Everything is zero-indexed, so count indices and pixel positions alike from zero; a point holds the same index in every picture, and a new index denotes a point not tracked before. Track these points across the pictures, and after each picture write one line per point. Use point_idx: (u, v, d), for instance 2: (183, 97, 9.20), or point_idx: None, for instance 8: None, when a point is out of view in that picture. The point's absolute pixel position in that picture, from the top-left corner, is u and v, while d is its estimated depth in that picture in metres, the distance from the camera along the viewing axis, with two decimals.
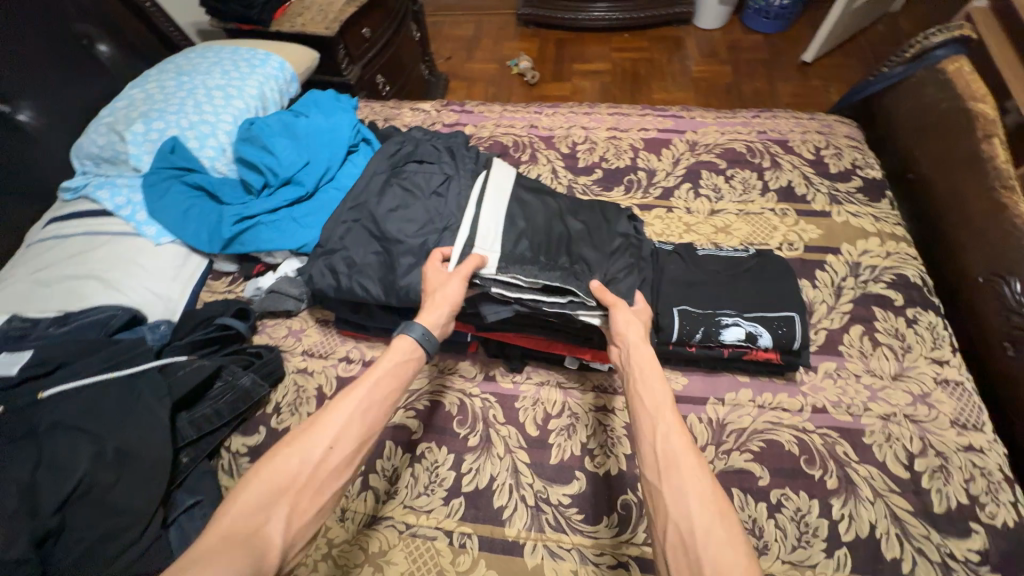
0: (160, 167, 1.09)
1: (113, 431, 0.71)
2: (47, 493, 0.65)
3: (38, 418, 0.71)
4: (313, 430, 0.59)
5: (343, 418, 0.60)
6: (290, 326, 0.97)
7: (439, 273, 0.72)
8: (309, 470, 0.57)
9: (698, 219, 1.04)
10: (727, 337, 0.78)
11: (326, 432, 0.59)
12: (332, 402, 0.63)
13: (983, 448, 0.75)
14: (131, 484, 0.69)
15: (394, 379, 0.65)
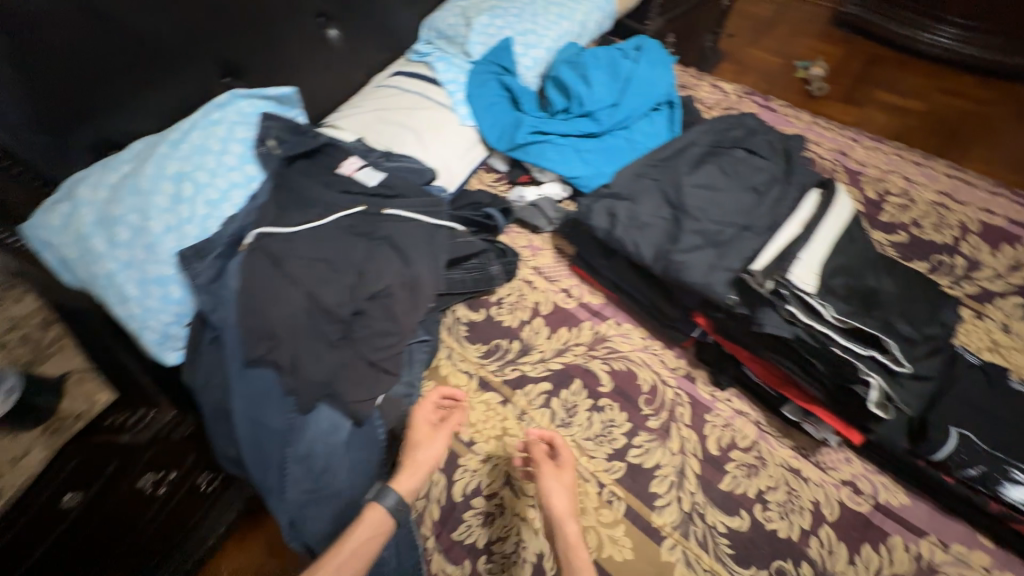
0: (487, 61, 1.23)
1: (418, 261, 0.86)
2: (369, 281, 0.83)
3: (378, 224, 0.89)
4: (337, 558, 0.70)
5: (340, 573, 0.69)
6: (531, 241, 1.06)
7: (429, 422, 0.84)
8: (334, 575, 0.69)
9: (1017, 344, 0.84)
10: (1012, 494, 0.65)
11: None
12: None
13: None
14: (405, 310, 0.83)
15: (388, 523, 0.75)
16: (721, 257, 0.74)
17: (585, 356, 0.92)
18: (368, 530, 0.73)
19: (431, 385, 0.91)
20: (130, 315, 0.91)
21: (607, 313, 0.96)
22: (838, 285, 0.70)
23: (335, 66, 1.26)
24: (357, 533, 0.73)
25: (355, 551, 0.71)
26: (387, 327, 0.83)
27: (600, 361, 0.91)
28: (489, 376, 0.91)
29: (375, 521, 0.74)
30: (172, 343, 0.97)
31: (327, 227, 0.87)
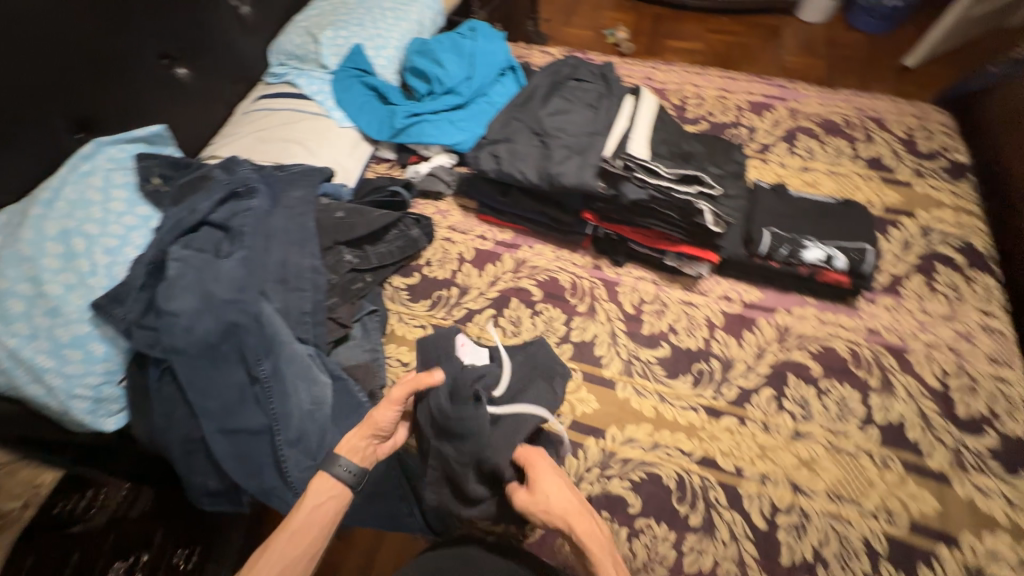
0: (346, 67, 1.34)
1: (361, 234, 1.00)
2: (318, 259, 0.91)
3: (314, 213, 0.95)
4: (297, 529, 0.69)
5: (290, 554, 0.67)
6: (437, 206, 1.21)
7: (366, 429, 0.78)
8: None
9: (790, 172, 1.20)
10: (808, 256, 0.96)
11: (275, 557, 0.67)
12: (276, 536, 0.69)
13: (1011, 380, 0.90)
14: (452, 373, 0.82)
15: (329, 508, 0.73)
16: (585, 158, 0.96)
17: (514, 279, 1.08)
18: (310, 505, 0.71)
19: (393, 346, 1.00)
20: (50, 391, 0.83)
21: (520, 243, 1.14)
22: (663, 153, 0.96)
23: (194, 104, 1.26)
24: (292, 519, 0.70)
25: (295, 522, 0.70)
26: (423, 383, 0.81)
27: (527, 278, 1.08)
28: (440, 321, 1.03)
29: (322, 488, 0.73)
30: (107, 409, 0.90)
31: (274, 217, 0.91)
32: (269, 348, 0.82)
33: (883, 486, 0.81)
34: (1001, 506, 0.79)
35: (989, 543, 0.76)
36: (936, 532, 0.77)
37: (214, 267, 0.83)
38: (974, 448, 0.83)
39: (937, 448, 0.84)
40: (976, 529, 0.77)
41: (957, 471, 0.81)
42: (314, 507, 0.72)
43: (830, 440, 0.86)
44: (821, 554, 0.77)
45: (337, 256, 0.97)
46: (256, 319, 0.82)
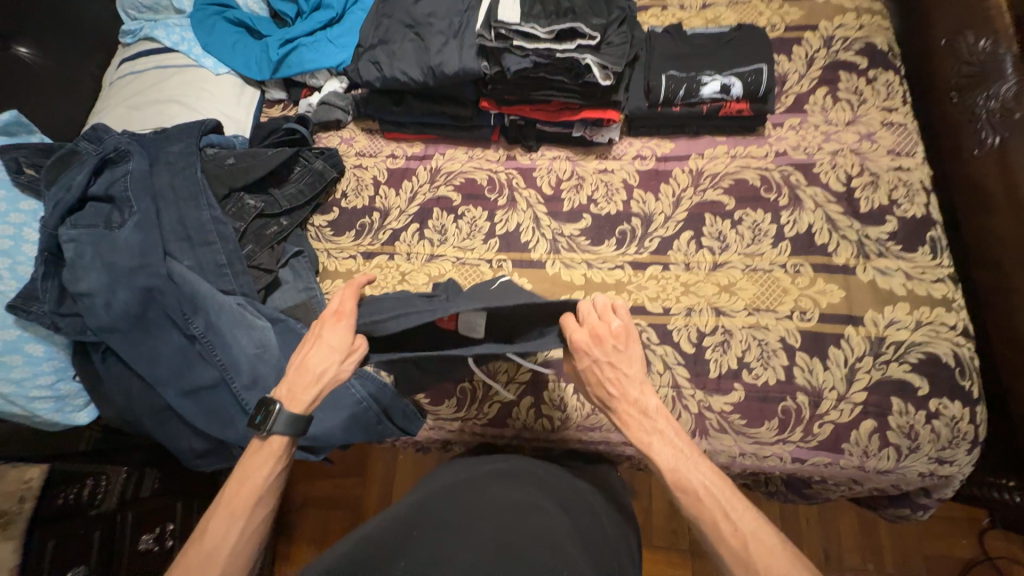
0: (202, 5, 1.20)
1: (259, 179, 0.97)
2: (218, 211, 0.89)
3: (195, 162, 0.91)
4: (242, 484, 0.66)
5: (262, 510, 0.67)
6: (341, 136, 1.16)
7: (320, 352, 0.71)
8: (229, 545, 0.64)
9: (690, 13, 1.13)
10: (706, 92, 0.95)
11: (235, 514, 0.65)
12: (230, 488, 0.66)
13: (910, 168, 0.94)
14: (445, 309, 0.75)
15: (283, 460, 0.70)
16: (462, 40, 0.92)
17: (432, 190, 1.07)
18: (267, 462, 0.68)
19: (327, 282, 1.01)
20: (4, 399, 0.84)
21: (431, 152, 1.10)
22: (537, 12, 0.89)
23: (52, 87, 1.15)
24: (251, 478, 0.67)
25: (251, 477, 0.67)
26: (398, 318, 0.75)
27: (444, 186, 1.06)
28: (368, 247, 1.03)
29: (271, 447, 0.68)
30: (75, 405, 0.92)
31: (157, 179, 0.89)
32: (193, 305, 0.84)
33: (795, 290, 0.88)
34: (899, 281, 0.86)
35: (889, 313, 0.84)
36: (843, 317, 0.85)
37: (111, 238, 0.83)
38: (875, 237, 0.89)
39: (842, 245, 0.89)
40: (878, 305, 0.84)
41: (860, 260, 0.88)
42: (271, 465, 0.68)
43: (746, 264, 0.91)
44: (744, 361, 0.85)
45: (239, 202, 0.96)
46: (169, 279, 0.84)
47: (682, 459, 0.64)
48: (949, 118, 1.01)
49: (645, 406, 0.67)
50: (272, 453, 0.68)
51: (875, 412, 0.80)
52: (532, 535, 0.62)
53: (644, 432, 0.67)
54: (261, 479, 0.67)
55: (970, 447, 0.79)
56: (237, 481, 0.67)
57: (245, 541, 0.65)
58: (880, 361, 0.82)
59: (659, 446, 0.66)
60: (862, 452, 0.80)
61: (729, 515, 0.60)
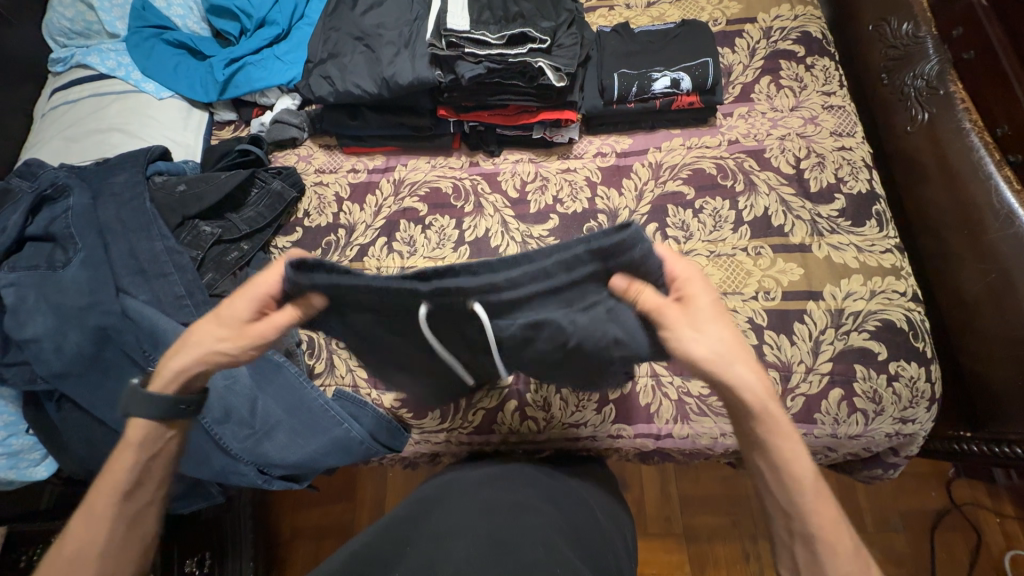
0: (137, 27, 1.15)
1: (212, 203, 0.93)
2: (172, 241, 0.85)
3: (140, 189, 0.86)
4: (100, 482, 0.62)
5: (130, 508, 0.62)
6: (298, 153, 1.13)
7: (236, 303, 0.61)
8: (99, 543, 0.60)
9: (636, 12, 1.16)
10: (657, 88, 0.97)
11: (90, 517, 0.60)
12: (93, 485, 0.62)
13: (852, 147, 0.99)
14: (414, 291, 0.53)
15: (149, 457, 0.64)
16: (414, 51, 0.91)
17: (397, 203, 1.05)
18: (131, 455, 0.62)
19: None
20: None
21: (393, 164, 1.09)
22: (487, 18, 0.89)
23: None
24: (113, 471, 0.62)
25: (117, 473, 0.61)
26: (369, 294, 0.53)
27: (410, 198, 1.05)
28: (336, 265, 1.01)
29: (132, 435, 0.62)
30: (32, 459, 0.86)
31: (102, 206, 0.84)
32: (153, 341, 0.80)
33: (758, 272, 0.91)
34: (851, 254, 0.91)
35: (845, 286, 0.88)
36: (804, 293, 0.88)
37: (55, 279, 0.78)
38: (826, 215, 0.94)
39: (797, 225, 0.93)
40: (834, 279, 0.89)
41: (815, 238, 0.92)
42: (138, 455, 0.63)
43: (711, 250, 0.94)
44: None
45: (194, 231, 0.91)
46: (125, 317, 0.79)
47: (798, 458, 0.59)
48: (882, 97, 1.08)
49: (763, 395, 0.59)
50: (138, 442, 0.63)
51: (841, 380, 0.84)
52: (525, 533, 0.62)
53: (771, 421, 0.59)
54: (132, 476, 0.62)
55: (928, 404, 0.84)
56: (106, 478, 0.62)
57: (123, 538, 0.61)
58: (842, 332, 0.86)
59: (777, 446, 0.59)
60: (833, 420, 0.84)
61: (821, 513, 0.58)
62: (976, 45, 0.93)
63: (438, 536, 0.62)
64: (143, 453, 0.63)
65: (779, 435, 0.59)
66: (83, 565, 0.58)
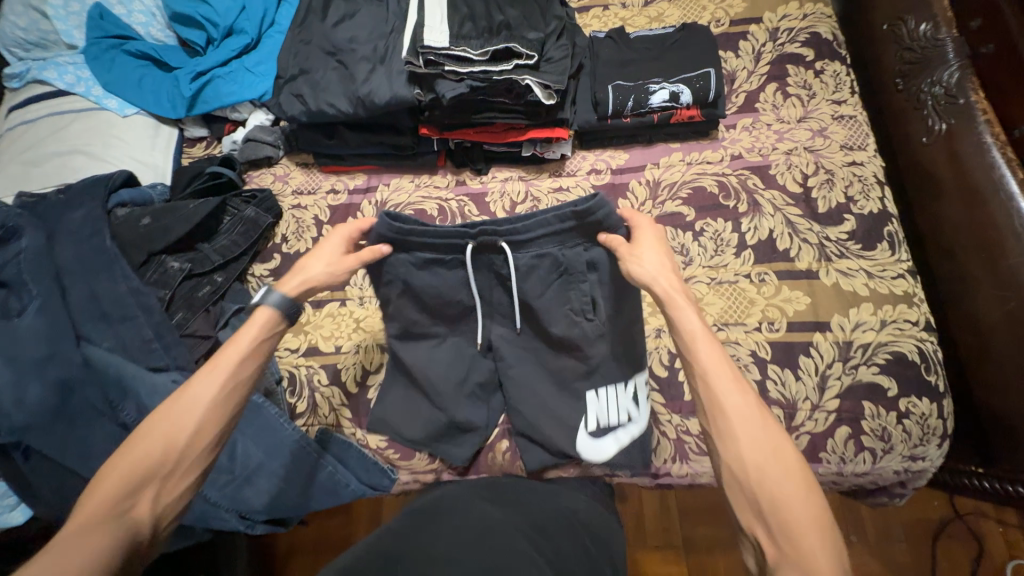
0: (96, 38, 1.07)
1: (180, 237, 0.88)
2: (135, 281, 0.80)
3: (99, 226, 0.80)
4: (223, 352, 0.62)
5: (241, 373, 0.62)
6: (274, 173, 1.06)
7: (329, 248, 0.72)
8: (206, 400, 0.58)
9: (633, 12, 1.08)
10: (655, 101, 0.90)
11: (214, 374, 0.60)
12: (218, 351, 0.62)
13: (863, 162, 0.93)
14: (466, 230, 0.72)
15: (270, 343, 0.66)
16: (390, 67, 0.84)
17: None
18: (257, 331, 0.65)
19: None
20: None
21: (375, 184, 1.03)
22: (469, 31, 0.81)
23: None
24: (241, 338, 0.64)
25: (238, 360, 0.62)
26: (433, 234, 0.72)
27: None
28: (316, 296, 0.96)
29: (260, 320, 0.65)
30: (5, 506, 0.82)
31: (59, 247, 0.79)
32: (120, 391, 0.76)
33: (761, 300, 0.86)
34: (861, 281, 0.85)
35: (854, 316, 0.83)
36: (810, 324, 0.84)
37: (10, 328, 0.73)
38: (835, 238, 0.88)
39: (803, 249, 0.88)
40: (843, 309, 0.84)
41: (822, 264, 0.87)
42: (257, 343, 0.64)
43: (711, 277, 0.89)
44: None
45: (161, 267, 0.86)
46: (87, 367, 0.75)
47: (715, 354, 0.57)
48: (896, 104, 1.00)
49: (681, 298, 0.61)
50: (264, 325, 0.65)
51: (848, 418, 0.80)
52: (514, 553, 0.57)
53: (688, 319, 0.60)
54: (241, 369, 0.62)
55: (940, 441, 0.79)
56: (222, 348, 0.62)
57: (221, 401, 0.60)
58: (850, 366, 0.81)
59: (695, 343, 0.58)
60: (839, 459, 0.79)
61: (744, 429, 0.52)
62: (995, 38, 0.87)
63: (431, 555, 0.56)
64: (263, 341, 0.65)
65: (698, 349, 0.57)
66: (192, 415, 0.57)
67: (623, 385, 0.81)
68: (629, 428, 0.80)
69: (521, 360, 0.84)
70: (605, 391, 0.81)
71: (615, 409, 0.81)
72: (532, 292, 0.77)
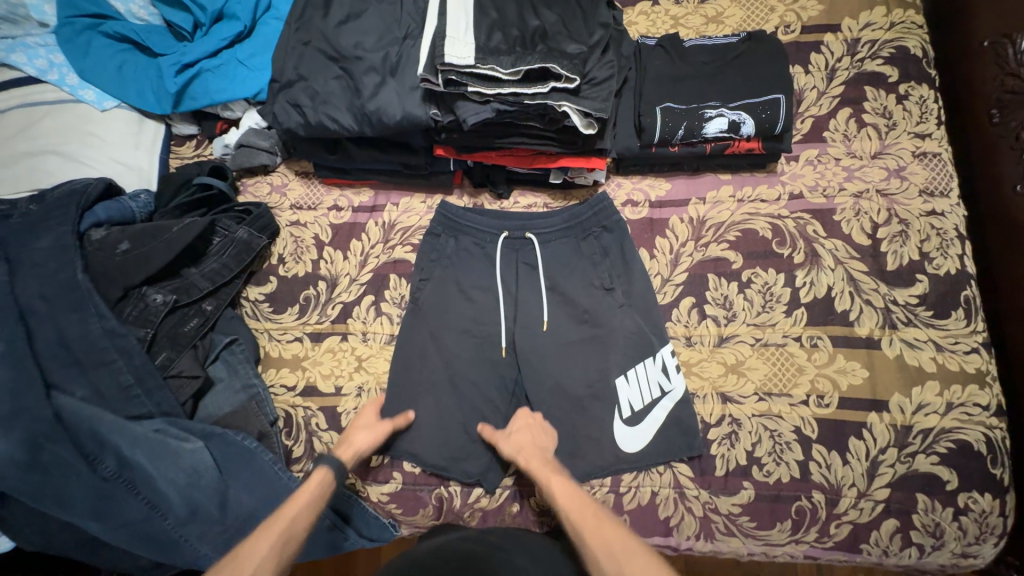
0: (68, 16, 0.93)
1: (162, 265, 0.79)
2: None
3: None
4: (266, 526, 0.67)
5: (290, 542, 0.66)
6: (271, 182, 0.96)
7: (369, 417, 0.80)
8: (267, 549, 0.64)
9: (687, 10, 0.92)
10: (709, 131, 0.77)
11: (266, 540, 0.65)
12: (260, 529, 0.67)
13: (944, 212, 0.80)
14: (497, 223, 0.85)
15: (311, 512, 0.70)
16: (403, 80, 0.71)
17: (386, 252, 0.90)
18: (307, 495, 0.71)
19: (270, 372, 0.86)
20: None
21: (382, 203, 0.92)
22: (498, 42, 0.67)
23: None
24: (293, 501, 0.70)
25: (294, 517, 0.68)
26: (478, 223, 0.86)
27: (401, 246, 0.90)
28: (316, 328, 0.88)
29: (318, 482, 0.72)
30: None
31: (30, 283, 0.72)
32: (98, 441, 0.71)
33: (811, 369, 0.76)
34: (929, 355, 0.75)
35: (917, 396, 0.74)
36: (866, 402, 0.74)
37: None
38: (903, 301, 0.77)
39: (865, 313, 0.77)
40: (905, 387, 0.74)
41: (886, 331, 0.76)
42: (316, 507, 0.70)
43: (756, 337, 0.79)
44: (754, 455, 0.75)
45: (141, 301, 0.78)
46: (57, 421, 0.70)
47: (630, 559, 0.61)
48: (986, 139, 0.87)
49: (576, 512, 0.67)
50: (321, 491, 0.71)
51: (897, 510, 0.72)
52: None
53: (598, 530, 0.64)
54: (295, 523, 0.67)
55: (997, 540, 0.72)
56: (275, 517, 0.68)
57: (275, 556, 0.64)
58: (906, 453, 0.72)
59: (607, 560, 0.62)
60: (881, 552, 0.72)
61: (594, 535, 0.64)
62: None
63: None
64: (319, 504, 0.71)
65: (552, 484, 0.70)
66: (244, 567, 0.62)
67: (650, 357, 0.78)
68: (663, 402, 0.77)
69: (548, 360, 0.80)
70: (634, 373, 0.78)
71: (646, 385, 0.78)
72: (556, 273, 0.83)
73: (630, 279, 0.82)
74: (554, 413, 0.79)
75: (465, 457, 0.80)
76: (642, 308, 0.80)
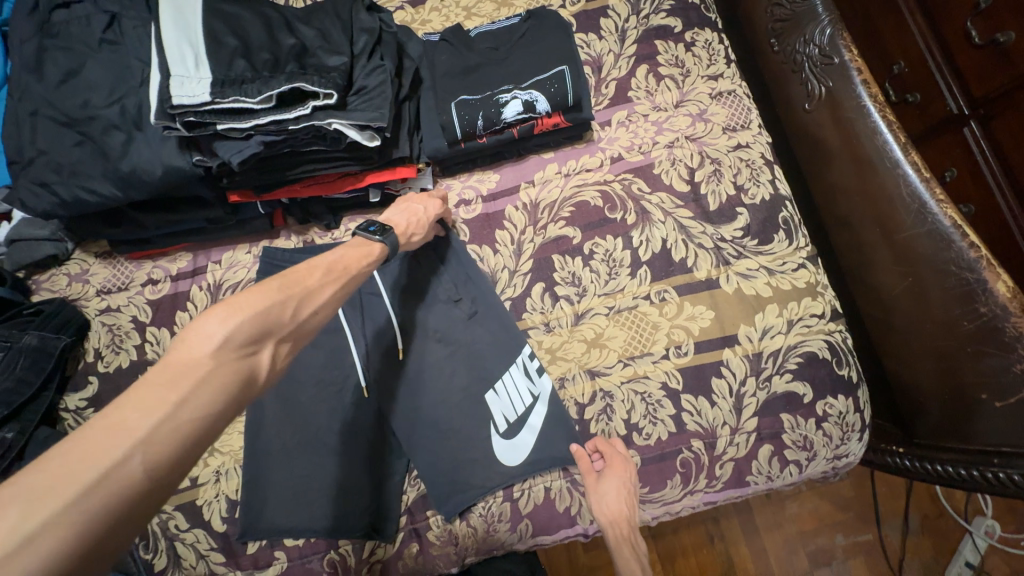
0: None
1: None
2: None
3: None
4: (312, 265, 0.57)
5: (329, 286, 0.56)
6: (68, 273, 0.84)
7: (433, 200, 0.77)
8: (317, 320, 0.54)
9: None
10: (508, 115, 0.75)
11: (295, 279, 0.54)
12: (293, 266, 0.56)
13: (748, 143, 0.84)
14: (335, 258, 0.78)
15: (360, 259, 0.62)
16: (152, 132, 0.64)
17: None
18: (366, 260, 0.63)
19: None
20: None
21: (203, 264, 0.84)
22: (242, 72, 0.62)
23: None
24: (354, 257, 0.61)
25: (352, 268, 0.60)
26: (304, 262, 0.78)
27: None
28: None
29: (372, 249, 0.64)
30: None
31: None
32: None
33: (665, 323, 0.77)
34: (762, 281, 0.78)
35: (760, 322, 0.77)
36: (718, 340, 0.76)
37: None
38: (730, 237, 0.80)
39: (700, 256, 0.79)
40: (748, 317, 0.77)
41: (721, 269, 0.79)
42: (369, 261, 0.63)
43: (609, 306, 0.79)
44: (632, 422, 0.75)
45: None
46: None
47: None
48: (775, 68, 0.92)
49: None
50: (368, 254, 0.63)
51: (769, 435, 0.74)
52: None
53: None
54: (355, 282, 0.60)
55: (860, 435, 0.76)
56: (326, 261, 0.58)
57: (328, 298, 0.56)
58: (763, 379, 0.75)
59: None
60: (766, 478, 0.75)
61: None
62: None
63: None
64: (369, 266, 0.63)
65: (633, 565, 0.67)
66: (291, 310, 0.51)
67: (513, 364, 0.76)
68: (538, 408, 0.75)
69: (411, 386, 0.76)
70: (503, 385, 0.76)
71: (518, 395, 0.76)
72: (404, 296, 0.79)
73: (477, 285, 0.80)
74: (428, 439, 0.75)
75: (354, 513, 0.73)
76: (495, 311, 0.78)
